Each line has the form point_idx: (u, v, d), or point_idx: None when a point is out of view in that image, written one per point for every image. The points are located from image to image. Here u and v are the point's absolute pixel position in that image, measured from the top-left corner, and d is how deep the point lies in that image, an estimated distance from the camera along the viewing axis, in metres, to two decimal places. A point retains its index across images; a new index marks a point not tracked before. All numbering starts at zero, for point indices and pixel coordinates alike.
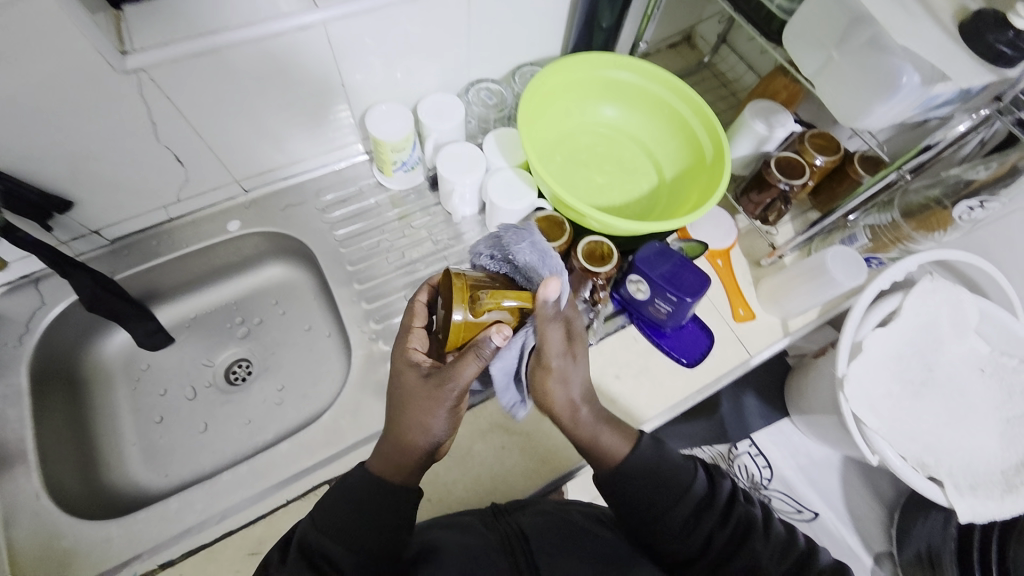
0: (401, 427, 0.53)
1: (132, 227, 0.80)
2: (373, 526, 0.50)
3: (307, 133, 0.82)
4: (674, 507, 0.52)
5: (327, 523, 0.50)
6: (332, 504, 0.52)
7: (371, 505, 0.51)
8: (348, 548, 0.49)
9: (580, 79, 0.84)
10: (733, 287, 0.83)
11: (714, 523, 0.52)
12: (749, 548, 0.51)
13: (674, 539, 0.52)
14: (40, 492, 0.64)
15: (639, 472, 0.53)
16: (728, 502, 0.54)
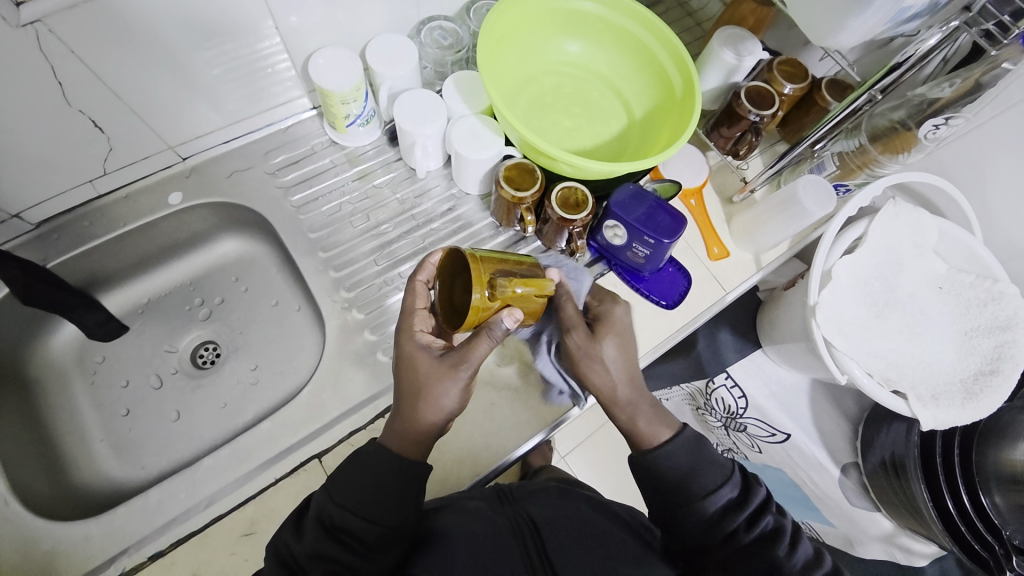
0: (414, 407, 0.54)
1: (58, 207, 0.72)
2: (393, 497, 0.51)
3: (244, 87, 0.74)
4: (700, 501, 0.54)
5: (345, 497, 0.50)
6: (354, 480, 0.51)
7: (391, 479, 0.51)
8: (370, 522, 0.49)
9: (540, 12, 0.78)
10: (707, 225, 0.82)
11: (739, 526, 0.53)
12: (768, 557, 0.52)
13: (693, 526, 0.55)
14: (5, 499, 0.60)
15: (673, 460, 0.56)
16: (756, 511, 0.54)
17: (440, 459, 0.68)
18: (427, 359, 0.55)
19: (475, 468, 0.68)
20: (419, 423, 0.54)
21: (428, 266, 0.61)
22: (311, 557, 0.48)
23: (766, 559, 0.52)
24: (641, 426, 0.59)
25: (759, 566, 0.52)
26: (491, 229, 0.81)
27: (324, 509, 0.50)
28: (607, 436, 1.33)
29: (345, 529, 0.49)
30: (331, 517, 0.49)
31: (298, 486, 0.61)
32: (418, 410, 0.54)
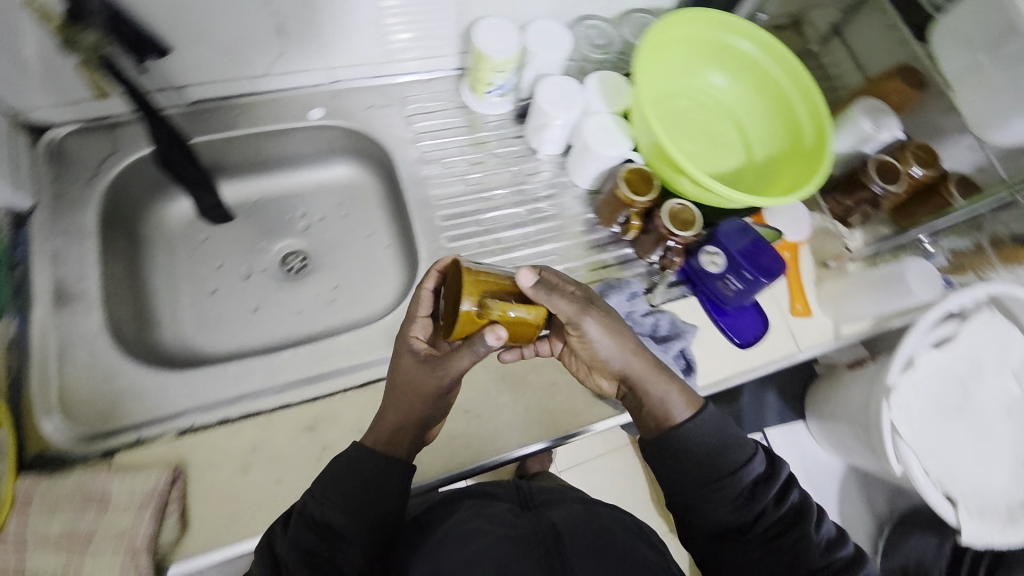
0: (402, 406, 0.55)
1: (215, 91, 0.78)
2: (371, 489, 0.52)
3: (408, 32, 0.79)
4: (730, 480, 0.53)
5: (325, 493, 0.51)
6: (334, 480, 0.52)
7: (371, 475, 0.52)
8: (352, 515, 0.50)
9: (692, 37, 0.81)
10: (796, 280, 0.82)
11: (768, 503, 0.53)
12: (799, 534, 0.52)
13: (723, 504, 0.53)
14: (100, 332, 0.65)
15: (697, 437, 0.55)
16: (784, 486, 0.55)
17: (495, 418, 0.69)
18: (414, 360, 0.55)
19: (523, 439, 0.68)
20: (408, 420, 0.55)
21: (436, 271, 0.59)
22: (292, 552, 0.48)
23: (797, 533, 0.52)
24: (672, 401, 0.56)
25: (791, 541, 0.52)
26: (588, 223, 0.83)
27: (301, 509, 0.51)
28: (611, 465, 1.32)
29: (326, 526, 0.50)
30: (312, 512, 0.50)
31: (363, 401, 0.64)
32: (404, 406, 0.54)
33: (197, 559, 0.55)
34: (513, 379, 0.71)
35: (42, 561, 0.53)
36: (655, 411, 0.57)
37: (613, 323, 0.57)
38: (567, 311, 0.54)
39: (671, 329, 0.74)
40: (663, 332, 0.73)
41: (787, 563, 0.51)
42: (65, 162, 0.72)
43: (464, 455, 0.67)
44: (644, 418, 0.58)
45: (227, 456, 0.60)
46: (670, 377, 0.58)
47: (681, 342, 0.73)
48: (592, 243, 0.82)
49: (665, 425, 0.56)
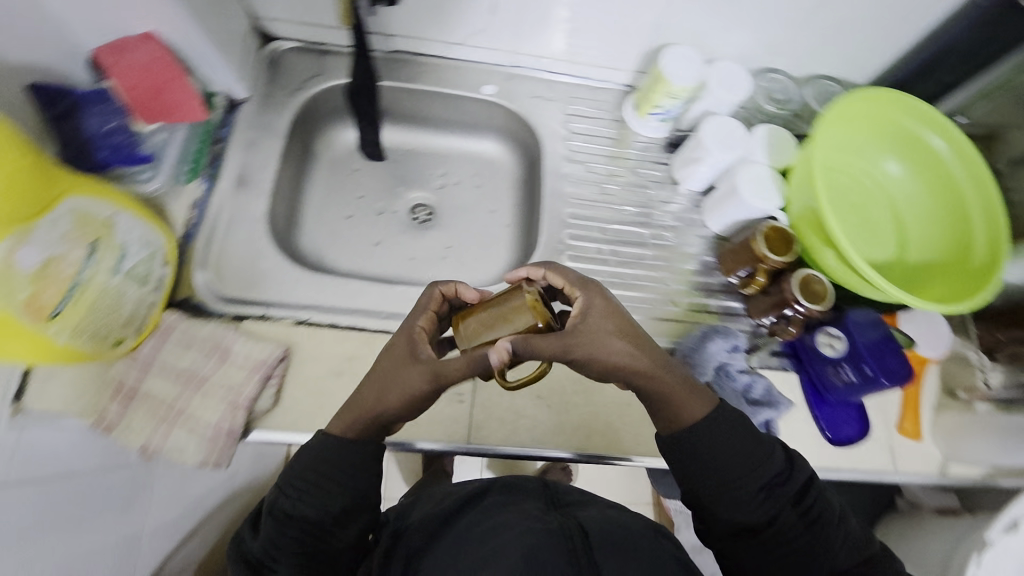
0: (363, 395, 0.53)
1: (415, 47, 0.86)
2: (342, 480, 0.52)
3: (599, 40, 0.83)
4: (746, 479, 0.51)
5: (292, 489, 0.52)
6: (298, 474, 0.52)
7: (338, 473, 0.52)
8: (322, 509, 0.51)
9: (878, 118, 0.78)
10: (913, 398, 0.76)
11: (785, 504, 0.51)
12: (814, 537, 0.50)
13: (738, 508, 0.51)
14: (262, 217, 0.74)
15: (706, 441, 0.51)
16: (803, 488, 0.52)
17: (563, 415, 0.70)
18: (401, 348, 0.53)
19: (582, 444, 0.69)
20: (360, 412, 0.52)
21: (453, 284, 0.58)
22: (270, 547, 0.51)
23: (810, 539, 0.50)
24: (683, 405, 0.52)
25: (804, 545, 0.50)
26: (706, 266, 0.82)
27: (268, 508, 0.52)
28: None
29: (301, 521, 0.51)
30: (283, 510, 0.51)
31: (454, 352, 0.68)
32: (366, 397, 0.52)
33: (275, 434, 0.62)
34: (591, 384, 0.71)
35: (158, 387, 0.62)
36: (666, 412, 0.52)
37: (604, 342, 0.49)
38: (549, 352, 0.48)
39: (766, 395, 0.70)
40: (756, 395, 0.69)
41: (808, 562, 0.50)
42: (279, 71, 0.83)
43: (526, 438, 0.68)
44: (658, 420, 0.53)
45: (326, 357, 0.66)
46: (680, 377, 0.52)
47: (770, 411, 0.69)
48: (704, 285, 0.81)
49: (676, 426, 0.52)
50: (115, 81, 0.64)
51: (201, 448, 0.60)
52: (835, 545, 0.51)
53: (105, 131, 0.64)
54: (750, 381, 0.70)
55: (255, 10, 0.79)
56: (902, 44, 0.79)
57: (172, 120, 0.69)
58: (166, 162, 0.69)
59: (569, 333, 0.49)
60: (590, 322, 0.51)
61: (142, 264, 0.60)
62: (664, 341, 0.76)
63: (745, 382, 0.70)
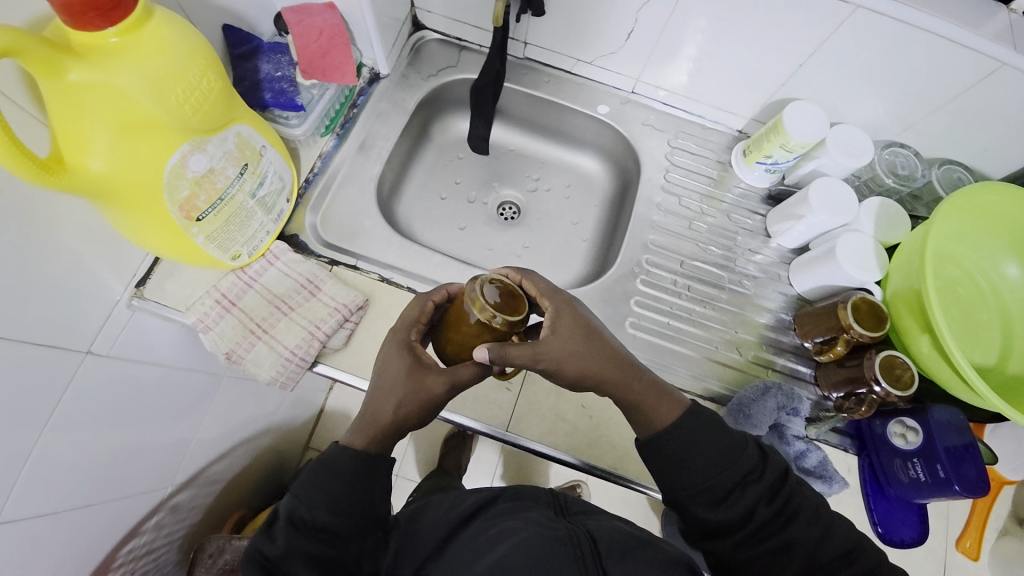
0: (377, 405, 0.54)
1: (543, 59, 0.92)
2: (359, 478, 0.53)
3: (722, 83, 0.84)
4: (718, 474, 0.50)
5: (303, 495, 0.52)
6: (310, 480, 0.52)
7: (350, 475, 0.52)
8: (339, 514, 0.51)
9: (1007, 215, 0.73)
10: (983, 517, 0.69)
11: (757, 500, 0.49)
12: (789, 534, 0.48)
13: (711, 502, 0.50)
14: (373, 179, 0.81)
15: (678, 435, 0.51)
16: (775, 483, 0.51)
17: (600, 431, 0.70)
18: (400, 358, 0.54)
19: (615, 463, 0.69)
20: (381, 421, 0.54)
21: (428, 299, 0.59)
22: (286, 557, 0.49)
23: (786, 538, 0.48)
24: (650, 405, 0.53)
25: (779, 543, 0.48)
26: (780, 323, 0.80)
27: (282, 517, 0.52)
28: None
29: (318, 526, 0.51)
30: (301, 519, 0.51)
31: None
32: (383, 407, 0.54)
33: (341, 371, 0.67)
34: None
35: (254, 304, 0.68)
36: (640, 418, 0.53)
37: (570, 351, 0.51)
38: (519, 360, 0.50)
39: (818, 467, 0.66)
40: (807, 464, 0.66)
41: (784, 559, 0.48)
42: (420, 56, 0.91)
43: (562, 440, 0.69)
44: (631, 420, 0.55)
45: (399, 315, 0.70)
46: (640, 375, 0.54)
47: (819, 485, 0.65)
48: (773, 342, 0.79)
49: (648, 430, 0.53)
50: (293, 37, 0.72)
51: (274, 367, 0.65)
52: (817, 544, 0.49)
53: (273, 76, 0.72)
54: (804, 448, 0.67)
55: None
56: None
57: (327, 80, 0.76)
58: (313, 114, 0.76)
59: (537, 342, 0.51)
60: (560, 334, 0.51)
61: (271, 196, 0.67)
62: (718, 385, 0.75)
63: (798, 448, 0.67)
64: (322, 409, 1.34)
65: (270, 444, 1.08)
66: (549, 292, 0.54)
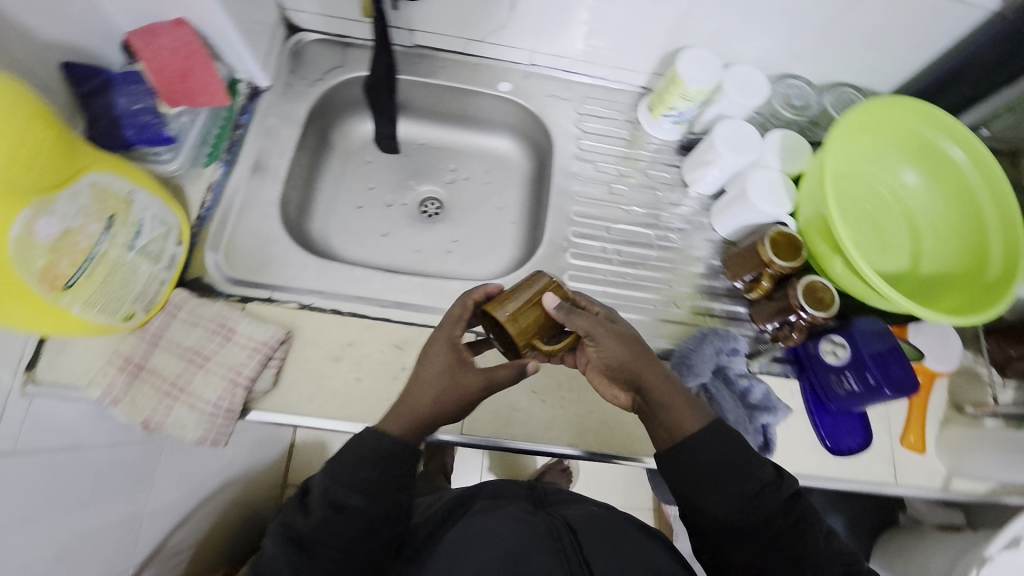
0: (416, 393, 0.55)
1: (434, 43, 0.87)
2: (396, 478, 0.52)
3: (615, 40, 0.83)
4: (740, 486, 0.52)
5: (337, 476, 0.51)
6: (351, 461, 0.51)
7: (380, 469, 0.51)
8: (372, 500, 0.50)
9: (898, 127, 0.76)
10: (919, 411, 0.74)
11: (774, 509, 0.52)
12: (802, 543, 0.51)
13: (732, 508, 0.51)
14: (274, 202, 0.76)
15: (712, 450, 0.53)
16: (794, 497, 0.53)
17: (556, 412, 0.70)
18: (445, 352, 0.56)
19: (576, 439, 0.69)
20: (418, 410, 0.54)
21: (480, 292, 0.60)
22: (322, 536, 0.50)
23: (800, 545, 0.51)
24: (676, 413, 0.55)
25: (792, 552, 0.50)
26: (711, 269, 0.82)
27: (316, 495, 0.51)
28: None
29: (347, 512, 0.50)
30: (332, 502, 0.50)
31: None
32: (420, 397, 0.55)
33: (275, 413, 0.62)
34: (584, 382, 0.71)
35: (164, 362, 0.62)
36: (665, 426, 0.55)
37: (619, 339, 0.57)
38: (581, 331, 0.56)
39: (763, 399, 0.68)
40: (754, 399, 0.69)
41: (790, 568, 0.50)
42: (301, 61, 0.85)
43: (520, 429, 0.68)
44: (656, 428, 0.56)
45: (329, 341, 0.67)
46: (679, 391, 0.56)
47: (767, 417, 0.67)
48: (708, 289, 0.81)
49: (674, 436, 0.54)
50: (145, 64, 0.65)
51: (200, 425, 0.60)
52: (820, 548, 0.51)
53: (132, 111, 0.65)
54: (748, 385, 0.69)
55: (283, 1, 0.81)
56: (925, 55, 0.78)
57: (196, 104, 0.69)
58: (187, 145, 0.70)
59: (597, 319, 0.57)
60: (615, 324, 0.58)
61: (155, 243, 0.61)
62: (664, 341, 0.76)
63: (743, 387, 0.69)
64: (292, 443, 1.28)
65: (235, 496, 1.02)
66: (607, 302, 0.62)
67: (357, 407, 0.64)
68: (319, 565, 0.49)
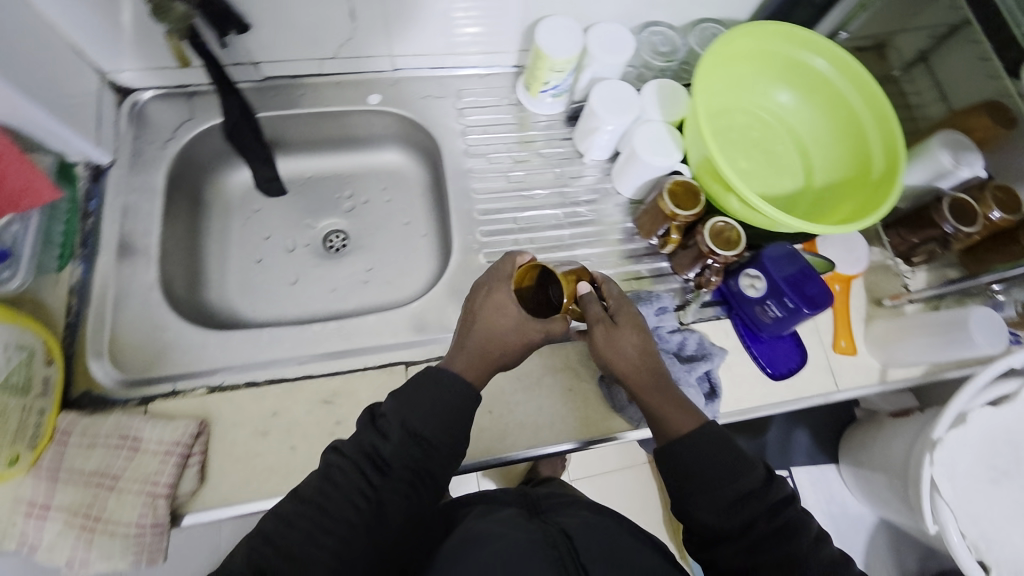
0: (486, 344, 0.59)
1: (284, 71, 0.81)
2: (457, 427, 0.55)
3: (469, 25, 0.79)
4: (721, 492, 0.51)
5: (415, 414, 0.54)
6: (428, 400, 0.55)
7: (448, 421, 0.55)
8: (445, 435, 0.54)
9: (763, 52, 0.77)
10: (843, 317, 0.77)
11: (758, 514, 0.51)
12: (787, 550, 0.49)
13: (713, 509, 0.51)
14: (152, 285, 0.70)
15: (698, 454, 0.53)
16: (781, 500, 0.52)
17: (508, 417, 0.69)
18: (509, 308, 0.59)
19: (533, 440, 0.68)
20: (488, 359, 0.59)
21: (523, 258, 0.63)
22: (397, 457, 0.53)
23: (784, 551, 0.49)
24: (672, 414, 0.56)
25: (776, 558, 0.49)
26: (626, 233, 0.82)
27: (393, 418, 0.54)
28: (624, 481, 1.28)
29: (421, 441, 0.54)
30: (409, 428, 0.54)
31: (381, 380, 0.67)
32: (489, 349, 0.59)
33: (211, 510, 0.58)
34: (529, 380, 0.71)
35: (69, 495, 0.57)
36: (660, 428, 0.56)
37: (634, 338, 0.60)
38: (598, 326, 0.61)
39: (697, 348, 0.70)
40: (689, 352, 0.70)
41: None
42: (144, 125, 0.77)
43: (474, 448, 0.67)
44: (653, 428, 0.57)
45: (249, 417, 0.63)
46: (675, 397, 0.58)
47: (705, 365, 0.69)
48: (628, 253, 0.81)
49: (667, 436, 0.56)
50: None
51: (128, 549, 0.56)
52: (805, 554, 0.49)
53: None
54: (681, 338, 0.71)
55: (101, 65, 0.73)
56: None
57: (22, 207, 0.61)
58: (26, 257, 0.63)
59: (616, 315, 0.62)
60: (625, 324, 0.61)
61: (17, 372, 0.55)
62: None
63: (676, 342, 0.70)
64: None
65: None
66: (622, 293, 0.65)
67: (296, 477, 0.61)
68: (390, 483, 0.53)
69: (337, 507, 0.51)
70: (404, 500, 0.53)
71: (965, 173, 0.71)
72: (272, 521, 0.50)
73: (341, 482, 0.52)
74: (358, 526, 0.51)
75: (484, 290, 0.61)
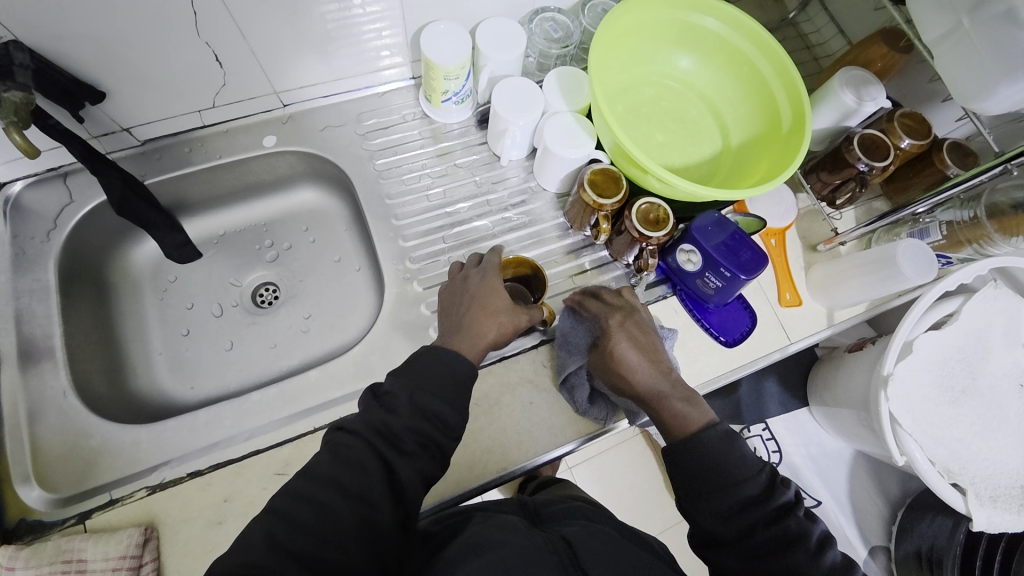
0: (484, 321, 0.60)
1: (164, 129, 0.75)
2: (459, 395, 0.54)
3: (350, 47, 0.74)
4: (717, 500, 0.52)
5: (422, 391, 0.53)
6: (432, 373, 0.54)
7: (451, 387, 0.54)
8: (450, 406, 0.53)
9: (655, 20, 0.75)
10: (784, 269, 0.78)
11: (758, 520, 0.50)
12: (789, 557, 0.48)
13: (712, 514, 0.52)
14: (67, 391, 0.65)
15: (699, 460, 0.53)
16: (783, 505, 0.51)
17: (474, 443, 0.67)
18: (502, 293, 0.62)
19: (503, 462, 0.67)
20: (487, 335, 0.59)
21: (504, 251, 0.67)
22: (407, 429, 0.51)
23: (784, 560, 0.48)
24: (673, 419, 0.58)
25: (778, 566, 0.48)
26: (560, 229, 0.80)
27: (400, 393, 0.53)
28: (619, 459, 1.29)
29: (430, 414, 0.52)
30: (416, 401, 0.52)
31: None
32: (487, 327, 0.60)
33: None
34: (488, 402, 0.69)
35: None
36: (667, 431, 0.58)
37: (632, 346, 0.62)
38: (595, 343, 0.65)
39: None
40: None
41: None
42: (18, 219, 0.71)
43: (445, 485, 0.65)
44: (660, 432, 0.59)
45: (200, 508, 0.60)
46: (679, 401, 0.59)
47: None
48: (565, 249, 0.79)
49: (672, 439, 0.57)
50: None
51: None
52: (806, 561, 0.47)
53: None
54: None
55: None
56: None
57: None
58: None
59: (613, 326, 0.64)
60: (621, 336, 0.63)
61: None
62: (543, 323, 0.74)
63: None
64: None
65: None
66: (621, 300, 0.68)
67: None
68: (402, 455, 0.50)
69: (349, 479, 0.48)
70: (421, 476, 0.51)
71: (870, 109, 0.72)
72: (285, 499, 0.47)
73: (351, 458, 0.49)
74: (372, 498, 0.48)
75: (477, 276, 0.64)
